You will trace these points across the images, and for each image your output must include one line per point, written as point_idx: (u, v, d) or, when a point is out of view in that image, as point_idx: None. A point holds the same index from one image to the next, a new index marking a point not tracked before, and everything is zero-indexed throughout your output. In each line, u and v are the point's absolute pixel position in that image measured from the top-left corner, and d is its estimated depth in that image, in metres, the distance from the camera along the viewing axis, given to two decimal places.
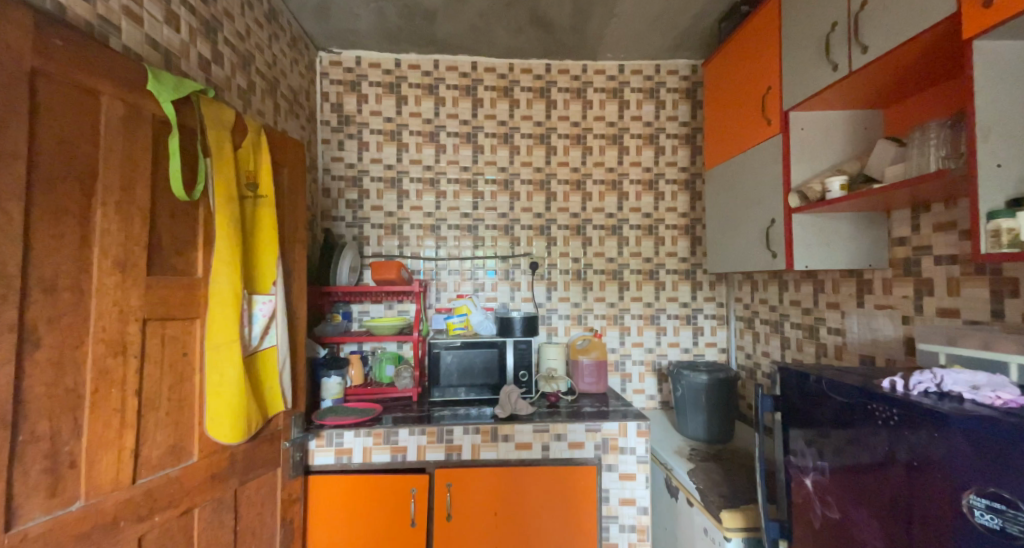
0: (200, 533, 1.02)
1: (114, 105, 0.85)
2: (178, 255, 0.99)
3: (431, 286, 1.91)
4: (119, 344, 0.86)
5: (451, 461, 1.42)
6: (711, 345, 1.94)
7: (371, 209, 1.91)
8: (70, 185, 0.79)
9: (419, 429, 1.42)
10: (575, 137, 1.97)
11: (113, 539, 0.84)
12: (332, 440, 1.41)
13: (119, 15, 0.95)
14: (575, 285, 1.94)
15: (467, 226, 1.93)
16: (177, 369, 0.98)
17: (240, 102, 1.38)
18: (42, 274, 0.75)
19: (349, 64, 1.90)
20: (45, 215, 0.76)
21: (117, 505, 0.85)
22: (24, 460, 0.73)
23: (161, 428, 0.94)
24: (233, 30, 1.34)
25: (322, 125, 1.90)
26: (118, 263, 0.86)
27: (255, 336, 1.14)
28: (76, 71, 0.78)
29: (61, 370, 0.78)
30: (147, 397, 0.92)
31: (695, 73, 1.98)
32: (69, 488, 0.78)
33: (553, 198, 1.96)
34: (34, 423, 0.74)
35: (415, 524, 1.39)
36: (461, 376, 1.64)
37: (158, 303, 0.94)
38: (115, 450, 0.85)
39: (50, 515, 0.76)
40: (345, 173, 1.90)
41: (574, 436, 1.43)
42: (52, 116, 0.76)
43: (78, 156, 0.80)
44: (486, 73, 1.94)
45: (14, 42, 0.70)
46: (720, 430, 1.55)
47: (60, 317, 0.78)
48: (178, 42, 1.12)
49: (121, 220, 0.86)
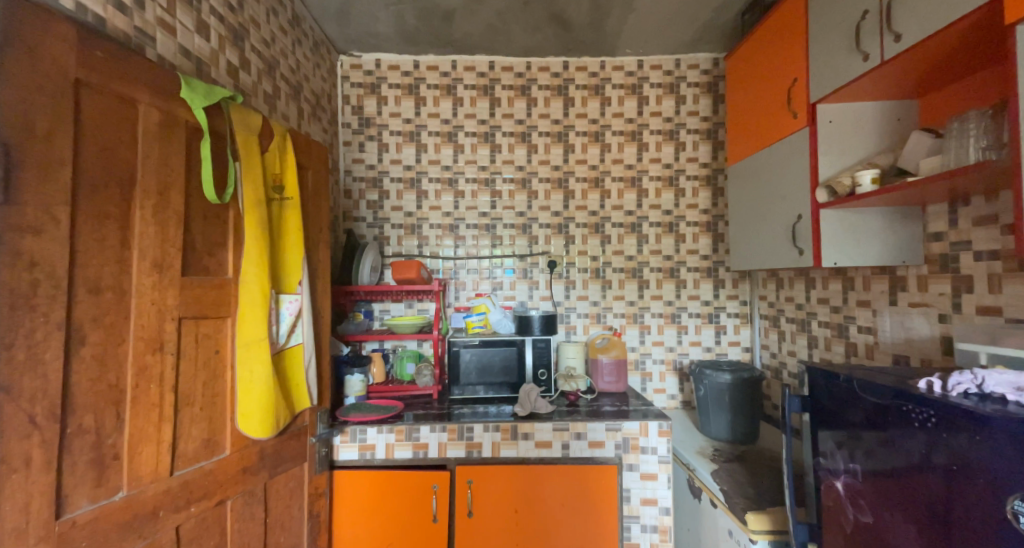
0: (233, 524, 1.06)
1: (151, 113, 0.90)
2: (210, 257, 1.04)
3: (450, 285, 1.93)
4: (156, 341, 0.90)
5: (472, 459, 1.43)
6: (735, 344, 1.91)
7: (391, 210, 1.94)
8: (112, 190, 0.83)
9: (440, 427, 1.43)
10: (593, 134, 1.95)
11: (153, 528, 0.88)
12: (356, 437, 1.44)
13: (155, 26, 0.99)
14: (594, 284, 1.93)
15: (485, 225, 1.94)
16: (209, 366, 1.02)
17: (266, 107, 1.42)
18: (87, 275, 0.79)
19: (369, 67, 1.94)
20: (89, 219, 0.80)
21: (156, 496, 0.89)
22: (72, 452, 0.77)
23: (196, 423, 0.99)
24: (260, 37, 1.39)
25: (343, 128, 1.94)
26: (155, 264, 0.90)
27: (282, 334, 1.18)
28: (115, 80, 0.82)
29: (105, 366, 0.82)
30: (182, 393, 0.96)
31: (717, 67, 1.94)
32: (112, 478, 0.82)
33: (571, 196, 1.95)
34: (80, 416, 0.78)
35: (437, 520, 1.40)
36: (479, 374, 1.65)
37: (192, 303, 0.98)
38: (154, 444, 0.89)
39: (96, 504, 0.80)
40: (365, 174, 1.94)
41: (594, 435, 1.43)
42: (94, 125, 0.80)
43: (119, 162, 0.85)
44: (504, 72, 1.95)
45: (60, 54, 0.74)
46: (745, 432, 1.52)
47: (103, 316, 0.82)
48: (208, 51, 1.16)
49: (158, 223, 0.91)
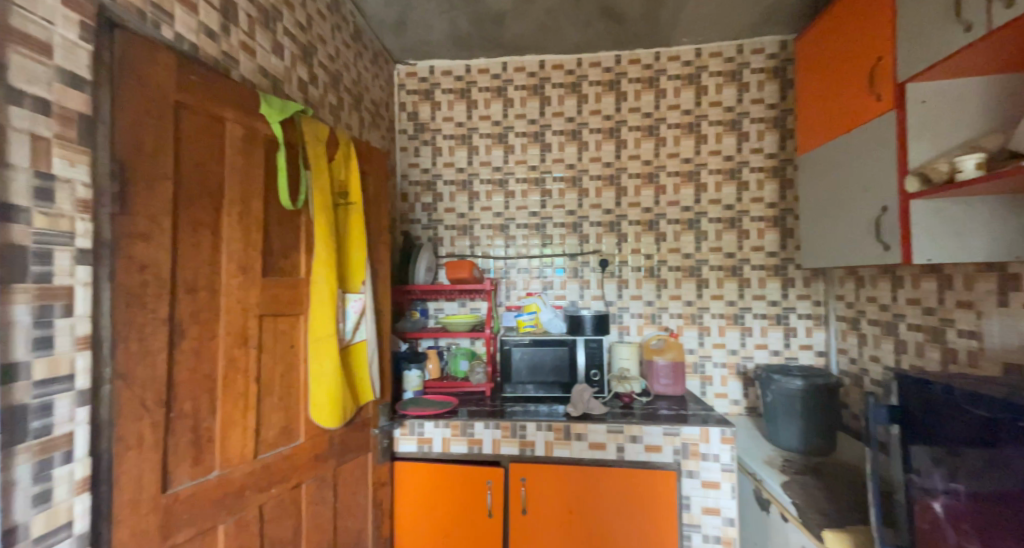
0: (307, 506, 1.14)
1: (236, 129, 1.01)
2: (286, 259, 1.15)
3: (501, 284, 1.95)
4: (242, 336, 1.00)
5: (525, 457, 1.44)
6: (806, 348, 1.77)
7: (444, 211, 1.99)
8: (204, 200, 0.93)
9: (493, 423, 1.45)
10: (647, 128, 1.89)
11: (240, 505, 0.98)
12: (414, 430, 1.50)
13: (238, 50, 1.09)
14: (648, 283, 1.87)
15: (535, 224, 1.95)
16: (286, 359, 1.12)
17: (332, 118, 1.52)
18: (186, 276, 0.89)
19: (423, 74, 2.01)
20: (187, 226, 0.89)
21: (243, 477, 0.99)
22: (176, 433, 0.87)
23: (275, 411, 1.08)
24: (326, 52, 1.48)
25: (400, 134, 2.02)
26: (240, 266, 1.00)
27: (348, 330, 1.25)
28: (206, 102, 0.93)
29: (201, 358, 0.92)
30: (264, 384, 1.06)
31: (785, 50, 1.81)
32: (207, 458, 0.92)
33: (623, 193, 1.90)
34: (182, 402, 0.88)
35: (492, 515, 1.43)
36: (530, 373, 1.66)
37: (271, 302, 1.08)
38: (240, 429, 0.99)
39: (195, 481, 0.89)
40: (420, 178, 2.01)
41: (650, 439, 1.38)
42: (190, 142, 0.90)
43: (210, 175, 0.95)
44: (554, 70, 1.94)
45: (162, 80, 0.83)
46: (820, 442, 1.40)
47: (199, 312, 0.92)
48: (283, 69, 1.26)
49: (242, 229, 1.01)
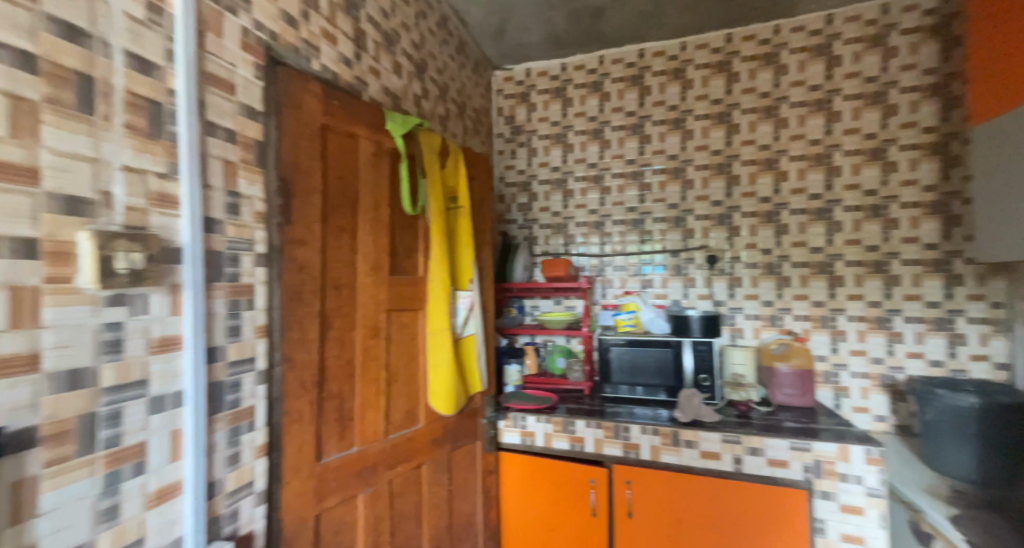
0: (427, 485, 1.26)
1: (368, 144, 1.14)
2: (407, 259, 1.26)
3: (597, 282, 1.93)
4: (374, 328, 1.13)
5: (630, 460, 1.40)
6: (981, 359, 1.46)
7: (540, 211, 2.02)
8: (344, 208, 1.07)
9: (595, 423, 1.43)
10: (764, 110, 1.71)
11: (375, 478, 1.11)
12: (517, 423, 1.54)
13: (366, 74, 1.23)
14: (766, 281, 1.70)
15: (633, 220, 1.88)
16: (409, 350, 1.23)
17: (440, 128, 1.63)
18: (332, 275, 1.03)
19: (520, 77, 2.06)
20: (333, 231, 1.04)
21: (377, 453, 1.12)
22: (327, 411, 1.01)
23: (401, 397, 1.20)
24: (436, 66, 1.59)
25: (497, 138, 2.10)
26: (372, 266, 1.13)
27: (459, 325, 1.34)
28: (346, 122, 1.07)
29: (344, 346, 1.05)
30: (392, 371, 1.18)
31: (948, 3, 1.52)
32: (350, 435, 1.06)
33: (735, 182, 1.75)
34: (332, 384, 1.02)
35: (596, 514, 1.42)
36: (630, 374, 1.61)
37: (397, 297, 1.20)
38: (375, 411, 1.12)
39: (341, 453, 1.03)
40: (517, 179, 2.06)
41: (774, 453, 1.25)
42: (334, 159, 1.05)
43: (348, 186, 1.09)
44: (655, 58, 1.86)
45: (311, 107, 0.99)
46: (1005, 474, 1.15)
47: (342, 306, 1.05)
48: (401, 86, 1.38)
49: (374, 233, 1.15)
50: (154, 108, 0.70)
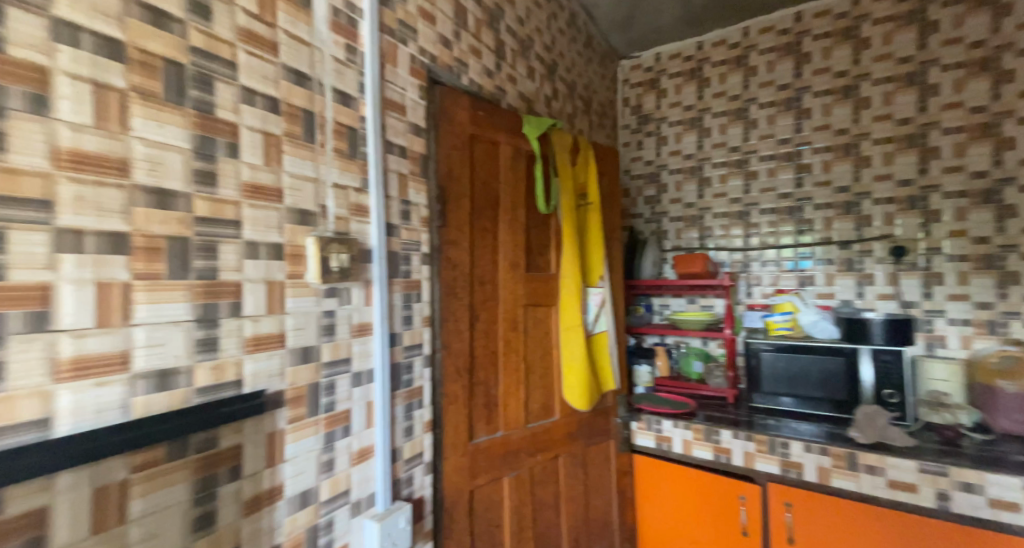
0: (564, 477, 1.30)
1: (507, 148, 1.21)
2: (541, 256, 1.30)
3: (740, 280, 1.75)
4: (513, 322, 1.19)
5: (789, 479, 1.24)
6: None
7: (670, 203, 1.91)
8: (487, 209, 1.15)
9: (745, 434, 1.30)
10: (978, 62, 1.36)
11: (518, 464, 1.17)
12: (652, 426, 1.47)
13: (505, 81, 1.29)
14: (982, 277, 1.35)
15: (787, 209, 1.66)
16: (544, 344, 1.27)
17: (569, 125, 1.64)
18: (479, 272, 1.12)
19: (648, 64, 1.97)
20: (478, 231, 1.12)
21: (519, 441, 1.18)
22: (476, 396, 1.10)
23: (537, 388, 1.25)
24: (565, 64, 1.61)
25: (623, 130, 2.03)
26: (511, 263, 1.19)
27: (591, 321, 1.34)
28: (488, 130, 1.15)
29: (489, 338, 1.13)
30: (530, 364, 1.23)
31: None
32: (495, 421, 1.14)
33: (933, 156, 1.42)
34: (480, 373, 1.11)
35: (747, 534, 1.30)
36: (788, 383, 1.43)
37: (532, 293, 1.25)
38: (516, 401, 1.18)
39: (488, 437, 1.11)
40: (644, 171, 1.98)
41: (1000, 493, 0.99)
42: (479, 164, 1.14)
43: (490, 189, 1.17)
44: (817, 19, 1.61)
45: (460, 117, 1.09)
46: None
47: (486, 300, 1.13)
48: (534, 88, 1.42)
49: (512, 231, 1.20)
50: (352, 133, 0.84)
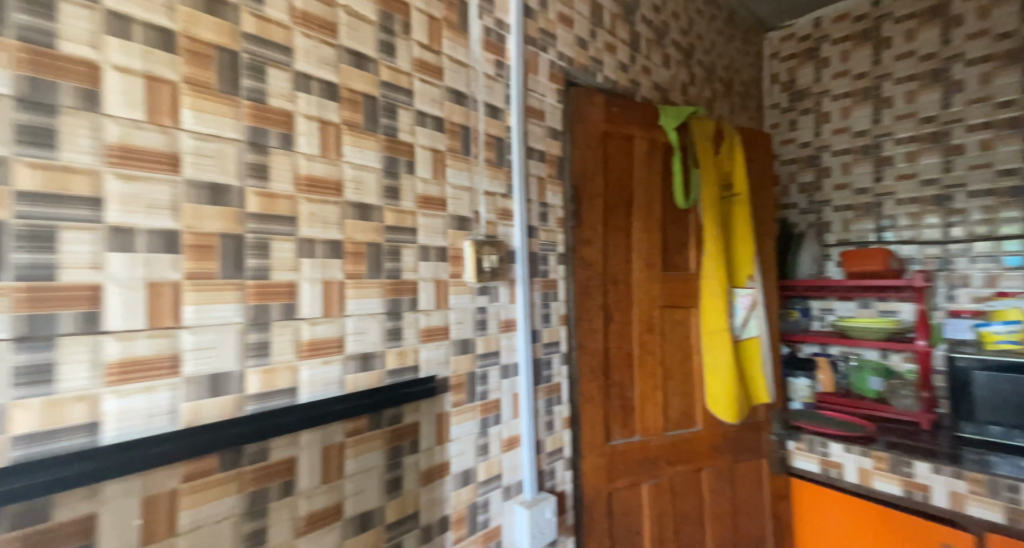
0: (708, 492, 1.21)
1: (642, 143, 1.17)
2: (679, 255, 1.23)
3: (938, 280, 1.41)
4: (649, 324, 1.14)
5: (1020, 533, 0.97)
6: None
7: (834, 189, 1.65)
8: (619, 207, 1.13)
9: (950, 470, 1.05)
10: None
11: (658, 472, 1.13)
12: (815, 449, 1.29)
13: (641, 74, 1.26)
14: None
15: (1012, 189, 1.30)
16: (683, 348, 1.20)
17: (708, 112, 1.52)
18: (614, 271, 1.11)
19: (804, 31, 1.73)
20: (611, 230, 1.11)
21: (658, 448, 1.13)
22: (612, 398, 1.09)
23: (676, 394, 1.18)
24: (704, 47, 1.50)
25: (771, 110, 1.82)
26: (646, 263, 1.15)
27: (738, 325, 1.22)
28: (621, 126, 1.13)
29: (624, 339, 1.11)
30: (669, 368, 1.18)
31: None
32: (632, 424, 1.11)
33: None
34: (616, 374, 1.09)
35: None
36: (1018, 413, 1.11)
37: (670, 294, 1.18)
38: (653, 406, 1.14)
39: (626, 440, 1.09)
40: (798, 154, 1.75)
41: None
42: (614, 162, 1.12)
43: (623, 186, 1.14)
44: None
45: (593, 115, 1.08)
46: None
47: (620, 300, 1.11)
48: (670, 77, 1.35)
49: (646, 229, 1.16)
50: (500, 143, 0.90)
